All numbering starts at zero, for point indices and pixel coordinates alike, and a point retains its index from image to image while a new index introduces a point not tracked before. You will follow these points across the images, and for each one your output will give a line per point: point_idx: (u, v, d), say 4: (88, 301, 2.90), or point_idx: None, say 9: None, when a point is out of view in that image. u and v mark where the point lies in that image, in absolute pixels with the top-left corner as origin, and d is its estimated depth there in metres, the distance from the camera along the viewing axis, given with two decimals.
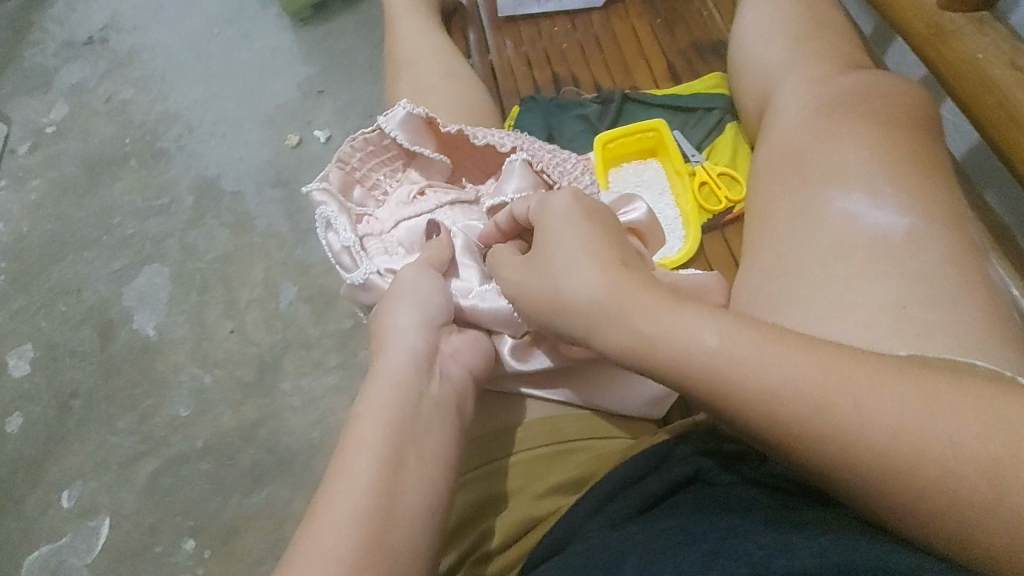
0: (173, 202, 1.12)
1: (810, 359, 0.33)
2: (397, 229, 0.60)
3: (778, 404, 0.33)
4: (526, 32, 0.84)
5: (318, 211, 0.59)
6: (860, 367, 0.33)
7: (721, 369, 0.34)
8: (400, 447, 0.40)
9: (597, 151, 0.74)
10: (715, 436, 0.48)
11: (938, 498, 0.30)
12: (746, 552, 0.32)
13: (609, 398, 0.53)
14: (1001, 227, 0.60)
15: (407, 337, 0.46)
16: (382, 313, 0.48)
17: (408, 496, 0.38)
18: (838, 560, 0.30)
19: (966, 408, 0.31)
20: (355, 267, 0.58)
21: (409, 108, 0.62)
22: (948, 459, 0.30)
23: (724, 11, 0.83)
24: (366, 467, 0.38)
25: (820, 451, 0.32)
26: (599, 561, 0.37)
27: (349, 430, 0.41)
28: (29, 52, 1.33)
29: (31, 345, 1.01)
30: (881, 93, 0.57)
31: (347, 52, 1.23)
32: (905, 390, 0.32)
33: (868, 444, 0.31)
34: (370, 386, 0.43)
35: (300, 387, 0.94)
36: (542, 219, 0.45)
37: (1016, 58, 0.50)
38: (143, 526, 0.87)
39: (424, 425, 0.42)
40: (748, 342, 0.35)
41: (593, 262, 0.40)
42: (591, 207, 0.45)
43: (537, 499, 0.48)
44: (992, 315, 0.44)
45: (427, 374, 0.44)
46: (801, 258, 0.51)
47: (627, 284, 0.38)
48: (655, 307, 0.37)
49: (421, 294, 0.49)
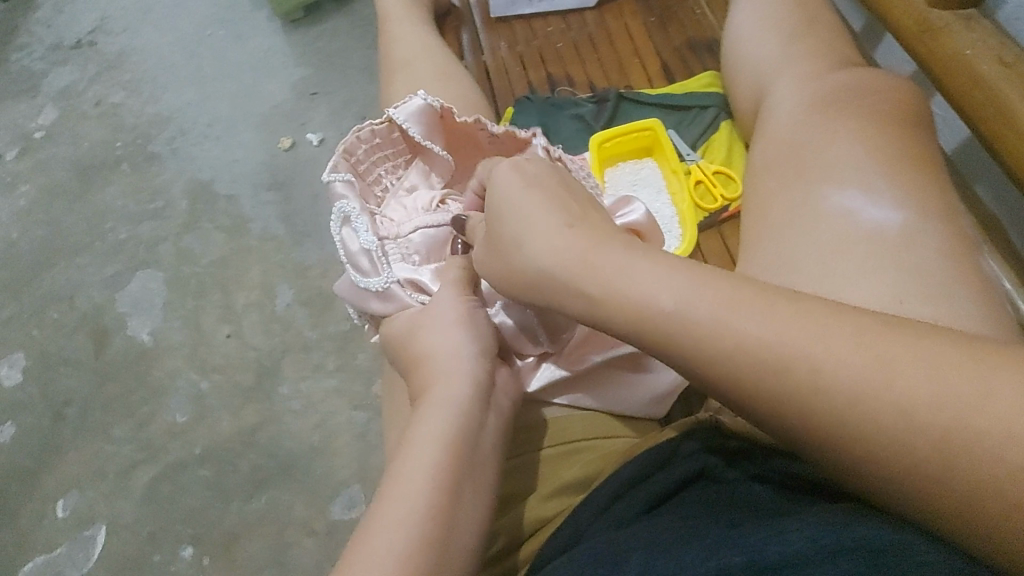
0: (166, 206, 1.11)
1: (770, 320, 0.33)
2: (415, 233, 0.59)
3: (738, 366, 0.33)
4: (520, 32, 0.85)
5: (336, 205, 0.59)
6: (824, 329, 0.32)
7: (683, 332, 0.35)
8: (457, 477, 0.40)
9: (592, 149, 0.75)
10: (720, 432, 0.47)
11: (894, 468, 0.30)
12: (742, 543, 0.33)
13: (616, 400, 0.53)
14: (993, 220, 0.61)
15: (465, 364, 0.46)
16: (428, 337, 0.49)
17: (463, 527, 0.39)
18: (830, 544, 0.31)
19: (926, 381, 0.30)
20: (373, 271, 0.58)
21: (426, 99, 0.62)
22: (906, 434, 0.29)
23: (717, 9, 0.84)
24: (421, 492, 0.39)
25: (782, 416, 0.32)
26: (604, 558, 0.37)
27: (403, 454, 0.41)
28: (16, 55, 1.31)
29: (24, 353, 1.00)
30: (859, 91, 0.57)
31: (340, 53, 1.23)
32: (863, 353, 0.31)
33: (823, 410, 0.31)
34: (423, 412, 0.43)
35: (299, 391, 0.94)
36: (493, 195, 0.45)
37: (1003, 55, 0.51)
38: (143, 534, 0.87)
39: (481, 459, 0.43)
40: (706, 306, 0.34)
41: (558, 230, 0.41)
42: (534, 178, 0.45)
43: (543, 501, 0.49)
44: (973, 304, 0.44)
45: (485, 406, 0.45)
46: (797, 251, 0.52)
47: (587, 242, 0.40)
48: (620, 263, 0.38)
49: (471, 322, 0.49)
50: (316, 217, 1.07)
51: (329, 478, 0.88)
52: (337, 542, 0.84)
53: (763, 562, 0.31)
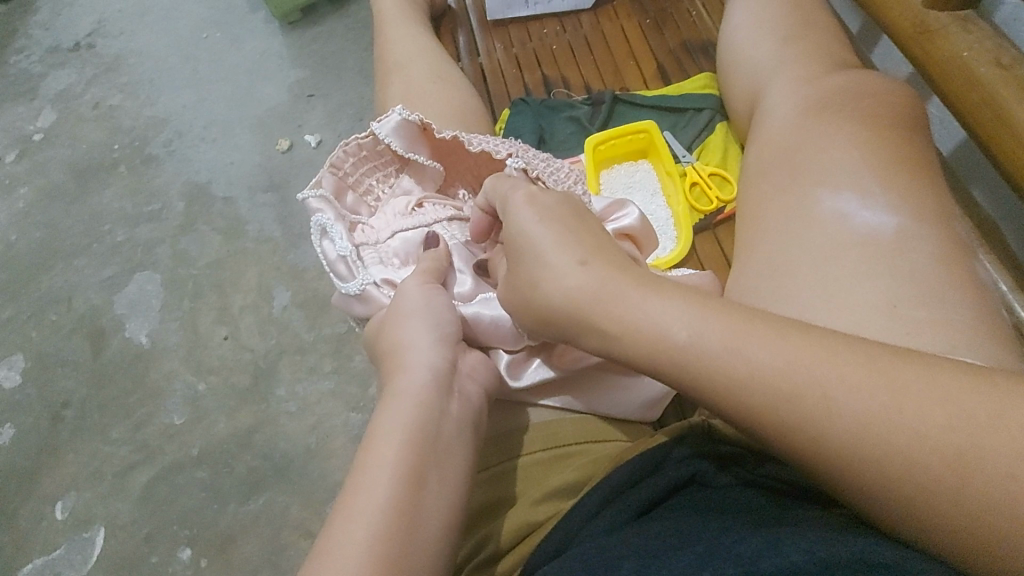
0: (163, 208, 1.11)
1: (778, 346, 0.33)
2: (393, 239, 0.60)
3: (746, 391, 0.33)
4: (516, 34, 0.84)
5: (313, 218, 0.59)
6: (829, 354, 0.32)
7: (691, 356, 0.35)
8: (421, 467, 0.40)
9: (587, 152, 0.74)
10: (712, 437, 0.48)
11: (903, 488, 0.29)
12: (735, 553, 0.33)
13: (606, 402, 0.54)
14: (990, 223, 0.61)
15: (424, 355, 0.46)
16: (393, 332, 0.48)
17: (430, 515, 0.39)
18: (825, 557, 0.30)
19: (934, 403, 0.30)
20: (351, 277, 0.57)
21: (404, 114, 0.63)
22: (915, 452, 0.29)
23: (713, 10, 0.83)
24: (387, 483, 0.39)
25: (791, 441, 0.32)
26: (596, 565, 0.37)
27: (368, 448, 0.41)
28: (14, 58, 1.32)
29: (21, 355, 1.01)
30: (857, 93, 0.57)
31: (337, 55, 1.23)
32: (871, 377, 0.31)
33: (831, 431, 0.31)
34: (386, 404, 0.44)
35: (295, 392, 0.94)
36: (507, 218, 0.45)
37: (1001, 56, 0.50)
38: (139, 536, 0.87)
39: (445, 445, 0.42)
40: (715, 332, 0.35)
41: (570, 255, 0.41)
42: (548, 204, 0.45)
43: (533, 505, 0.48)
44: (976, 313, 0.44)
45: (447, 395, 0.45)
46: (795, 256, 0.51)
47: (598, 277, 0.39)
48: (628, 290, 0.38)
49: (431, 311, 0.49)
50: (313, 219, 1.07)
51: (324, 480, 0.88)
52: None
53: (758, 572, 0.31)
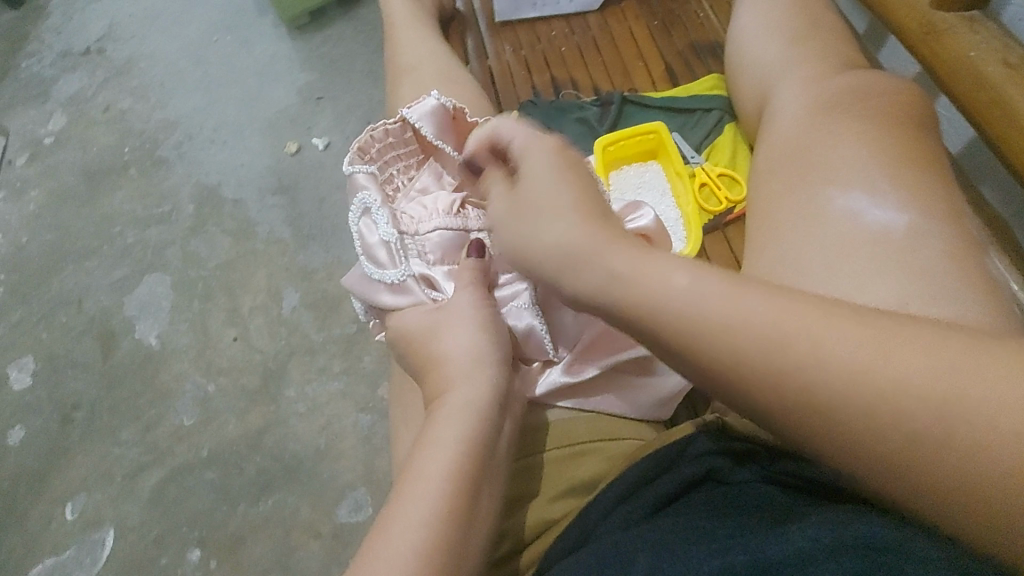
0: (173, 210, 1.12)
1: (769, 304, 0.32)
2: (433, 232, 0.59)
3: (737, 341, 0.32)
4: (525, 36, 0.85)
5: (358, 197, 0.61)
6: (819, 310, 0.32)
7: (686, 310, 0.33)
8: (475, 482, 0.42)
9: (597, 154, 0.75)
10: (726, 436, 0.47)
11: (892, 444, 0.29)
12: (749, 542, 0.33)
13: (621, 401, 0.54)
14: (999, 221, 0.61)
15: (488, 371, 0.47)
16: (442, 339, 0.50)
17: (477, 530, 0.41)
18: (830, 540, 0.31)
19: (920, 357, 0.29)
20: (391, 264, 0.58)
21: (439, 98, 0.63)
22: (901, 405, 0.29)
23: (720, 13, 0.84)
24: (438, 495, 0.40)
25: (782, 392, 0.31)
26: (610, 562, 0.37)
27: (419, 456, 0.42)
28: (25, 62, 1.33)
29: (33, 357, 1.01)
30: (861, 93, 0.57)
31: (346, 58, 1.23)
32: (859, 331, 0.31)
33: (821, 383, 0.30)
34: (438, 415, 0.44)
35: (304, 393, 0.94)
36: (529, 161, 0.43)
37: (1008, 56, 0.51)
38: (149, 536, 0.87)
39: (494, 464, 0.44)
40: (708, 284, 0.34)
41: (578, 209, 0.40)
42: (572, 160, 0.44)
43: (549, 502, 0.49)
44: (976, 298, 0.45)
45: (502, 413, 0.46)
46: (805, 251, 0.51)
47: (601, 229, 0.38)
48: (628, 247, 0.37)
49: (490, 325, 0.51)
50: (324, 221, 1.07)
51: (334, 481, 0.88)
52: (345, 545, 0.84)
53: (768, 561, 0.32)
